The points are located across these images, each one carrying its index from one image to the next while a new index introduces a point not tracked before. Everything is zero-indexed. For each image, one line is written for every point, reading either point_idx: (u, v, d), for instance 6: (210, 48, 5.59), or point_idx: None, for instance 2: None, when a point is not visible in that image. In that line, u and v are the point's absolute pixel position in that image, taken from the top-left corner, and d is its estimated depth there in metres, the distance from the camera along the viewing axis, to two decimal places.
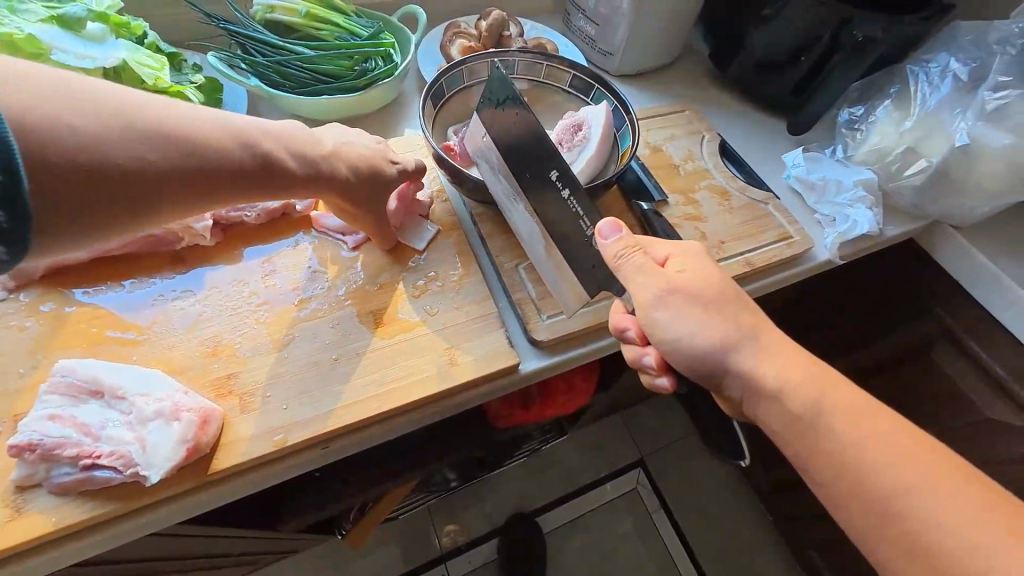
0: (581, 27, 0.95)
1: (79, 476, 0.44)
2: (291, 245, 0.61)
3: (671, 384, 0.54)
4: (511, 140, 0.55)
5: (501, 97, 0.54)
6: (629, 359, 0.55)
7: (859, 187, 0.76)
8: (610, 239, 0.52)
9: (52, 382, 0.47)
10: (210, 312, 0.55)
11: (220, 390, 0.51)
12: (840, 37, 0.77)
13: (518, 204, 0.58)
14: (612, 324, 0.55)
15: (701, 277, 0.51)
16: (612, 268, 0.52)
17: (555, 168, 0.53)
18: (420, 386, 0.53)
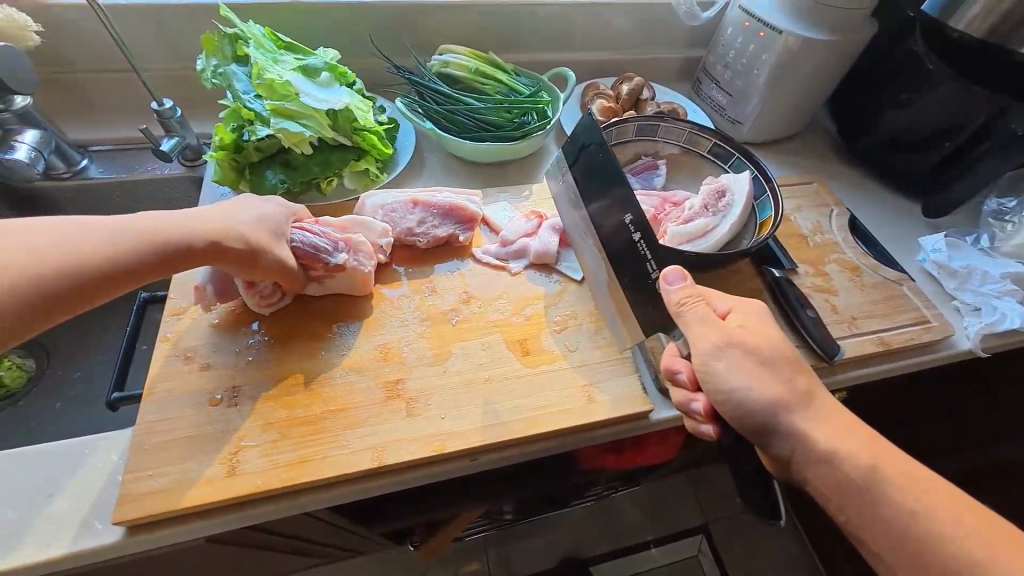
0: (711, 95, 1.00)
1: (321, 249, 0.62)
2: (452, 270, 0.69)
3: (715, 432, 0.55)
4: (590, 180, 0.62)
5: (587, 141, 0.60)
6: (678, 402, 0.57)
7: (1008, 280, 0.73)
8: (674, 286, 0.54)
9: (317, 251, 0.62)
10: (383, 322, 0.63)
11: (311, 395, 0.56)
12: (993, 125, 0.76)
13: (590, 240, 0.65)
14: (664, 365, 0.57)
15: (764, 336, 0.52)
16: (675, 316, 0.54)
17: (630, 213, 0.57)
18: (563, 415, 0.57)
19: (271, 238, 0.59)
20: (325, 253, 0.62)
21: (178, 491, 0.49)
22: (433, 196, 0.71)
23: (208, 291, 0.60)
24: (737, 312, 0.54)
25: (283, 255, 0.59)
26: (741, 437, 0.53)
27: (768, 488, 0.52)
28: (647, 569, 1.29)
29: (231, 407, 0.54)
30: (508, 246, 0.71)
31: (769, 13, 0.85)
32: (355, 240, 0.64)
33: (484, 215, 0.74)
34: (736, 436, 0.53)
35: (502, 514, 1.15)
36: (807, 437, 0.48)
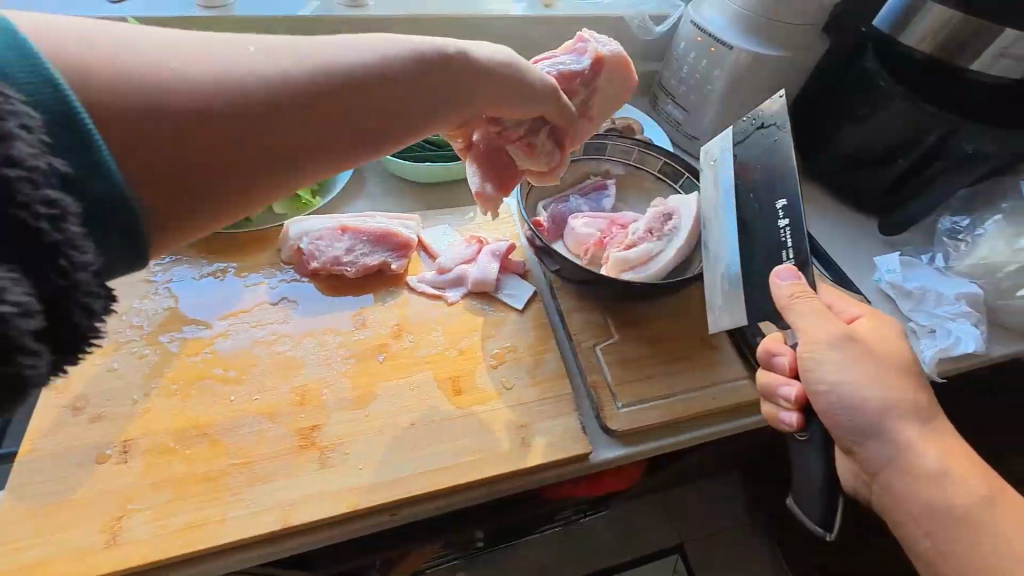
0: (668, 111, 0.97)
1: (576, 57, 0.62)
2: (382, 301, 0.64)
3: (797, 422, 0.50)
4: (749, 159, 0.55)
5: (770, 122, 0.54)
6: (763, 384, 0.53)
7: (962, 301, 0.71)
8: (785, 281, 0.50)
9: (581, 63, 0.61)
10: (303, 361, 0.58)
11: (214, 448, 0.51)
12: (944, 145, 0.75)
13: (722, 215, 0.58)
14: (764, 346, 0.54)
15: (892, 346, 0.49)
16: (783, 310, 0.50)
17: (784, 201, 0.51)
18: (495, 462, 0.53)
19: (323, 85, 0.38)
20: (575, 63, 0.61)
21: (50, 567, 0.44)
22: (365, 222, 0.68)
23: (485, 188, 0.60)
24: (864, 318, 0.51)
25: (395, 69, 0.43)
26: (827, 435, 0.49)
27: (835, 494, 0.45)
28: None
29: (119, 465, 0.49)
30: (441, 275, 0.67)
31: (721, 29, 0.83)
32: (585, 37, 0.63)
33: (421, 240, 0.70)
34: (821, 430, 0.49)
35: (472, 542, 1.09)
36: None
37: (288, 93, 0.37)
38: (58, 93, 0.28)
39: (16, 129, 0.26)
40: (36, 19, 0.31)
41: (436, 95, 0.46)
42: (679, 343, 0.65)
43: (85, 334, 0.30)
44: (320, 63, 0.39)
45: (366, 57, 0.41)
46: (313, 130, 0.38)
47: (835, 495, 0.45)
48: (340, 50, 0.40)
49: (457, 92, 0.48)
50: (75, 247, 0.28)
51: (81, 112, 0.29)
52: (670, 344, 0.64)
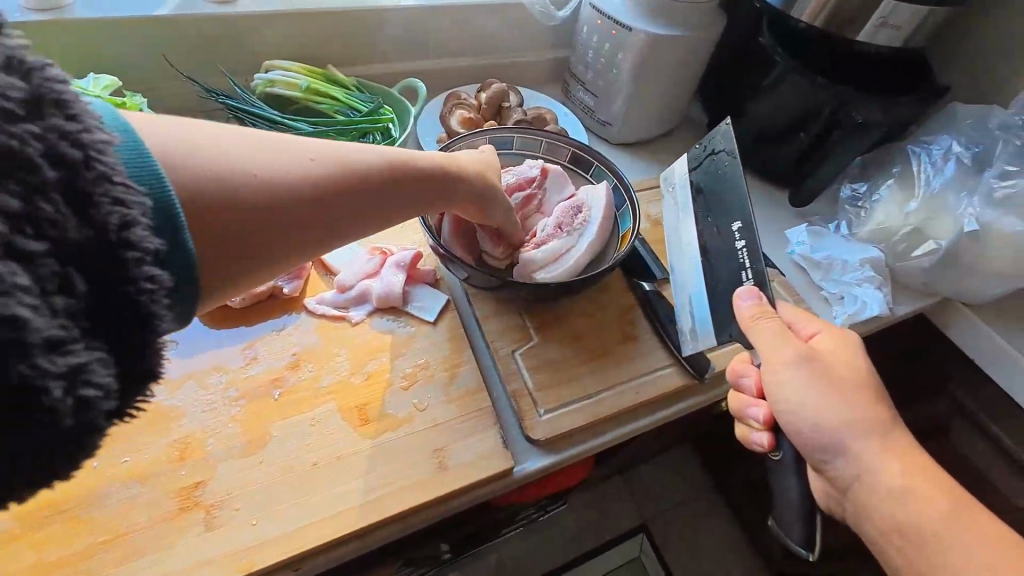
0: (580, 98, 0.95)
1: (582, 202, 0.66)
2: (275, 329, 0.58)
3: (768, 443, 0.50)
4: (704, 180, 0.56)
5: (719, 148, 0.54)
6: (733, 406, 0.53)
7: (867, 267, 0.74)
8: (746, 303, 0.48)
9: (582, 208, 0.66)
10: (182, 409, 0.51)
11: (71, 527, 0.44)
12: (838, 116, 0.77)
13: (682, 240, 0.58)
14: (731, 366, 0.54)
15: (852, 367, 0.47)
16: (744, 330, 0.48)
17: (739, 221, 0.50)
18: (407, 494, 0.49)
19: (330, 179, 0.40)
20: (579, 203, 0.66)
21: None
22: None
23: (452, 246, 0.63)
24: (824, 336, 0.50)
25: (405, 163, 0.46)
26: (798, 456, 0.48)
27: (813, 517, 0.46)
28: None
29: None
30: (341, 293, 0.61)
31: (618, 11, 0.82)
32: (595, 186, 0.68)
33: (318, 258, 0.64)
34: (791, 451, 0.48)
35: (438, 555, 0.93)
36: None
37: (383, 180, 0.44)
38: (163, 181, 0.30)
39: (132, 214, 0.28)
40: (156, 124, 0.32)
41: (428, 194, 0.49)
42: (600, 338, 0.63)
43: (129, 405, 0.30)
44: (326, 160, 0.40)
45: (391, 158, 0.45)
46: (324, 222, 0.39)
47: (810, 513, 0.46)
48: (385, 156, 0.44)
49: (447, 193, 0.51)
50: (158, 319, 0.29)
51: (178, 203, 0.31)
52: (593, 341, 0.62)
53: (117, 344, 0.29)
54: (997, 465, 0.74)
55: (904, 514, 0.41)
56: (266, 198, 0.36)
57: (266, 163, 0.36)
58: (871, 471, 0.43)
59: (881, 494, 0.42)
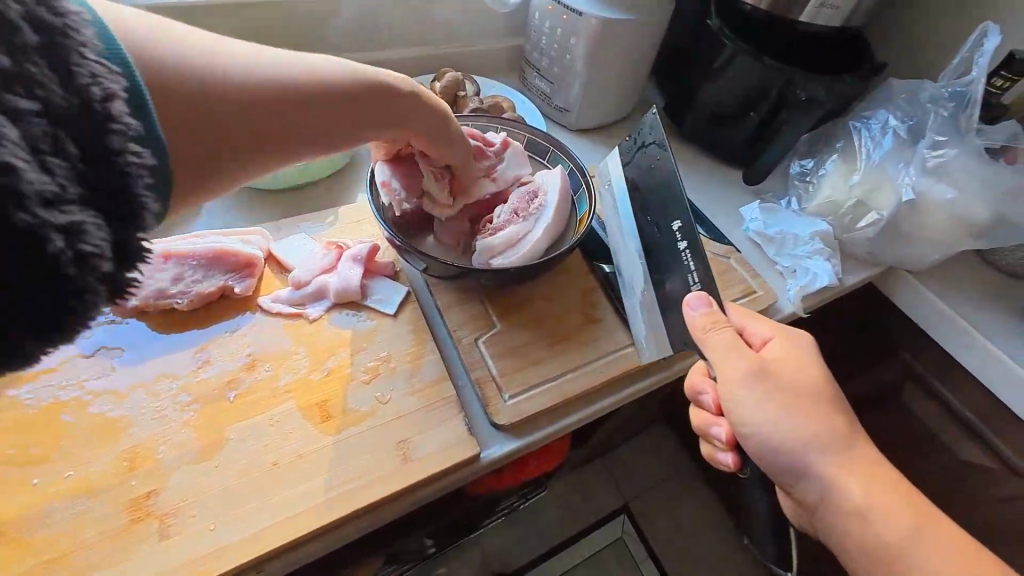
0: (537, 85, 0.95)
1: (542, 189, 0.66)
2: (228, 330, 0.56)
3: (733, 462, 0.51)
4: (643, 178, 0.57)
5: (648, 142, 0.56)
6: (696, 424, 0.53)
7: (816, 240, 0.77)
8: (697, 311, 0.49)
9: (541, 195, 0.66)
10: (130, 418, 0.49)
11: (12, 548, 0.42)
12: (785, 95, 0.80)
13: (632, 243, 0.60)
14: (689, 382, 0.53)
15: (801, 370, 0.47)
16: (698, 341, 0.49)
17: (677, 220, 0.52)
18: (372, 488, 0.48)
19: (287, 83, 0.42)
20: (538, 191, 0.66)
21: None
22: (193, 243, 0.59)
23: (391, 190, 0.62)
24: (777, 341, 0.49)
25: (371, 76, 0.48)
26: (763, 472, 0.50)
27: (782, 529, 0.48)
28: (591, 553, 1.26)
29: None
30: (296, 290, 0.60)
31: None
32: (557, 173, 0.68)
33: (270, 255, 0.62)
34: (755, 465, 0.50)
35: (422, 549, 0.93)
36: None
37: (336, 89, 0.45)
38: (132, 69, 0.34)
39: (111, 91, 0.31)
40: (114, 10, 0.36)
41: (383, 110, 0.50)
42: (563, 322, 0.63)
43: (120, 281, 0.35)
44: (283, 66, 0.42)
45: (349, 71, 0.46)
46: (278, 126, 0.42)
47: (781, 530, 0.49)
48: (339, 67, 0.46)
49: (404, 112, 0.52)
50: (142, 198, 0.34)
51: (145, 89, 0.34)
52: (556, 325, 0.63)
53: (107, 212, 0.33)
54: (944, 421, 0.78)
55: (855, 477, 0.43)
56: (224, 95, 0.39)
57: (226, 64, 0.39)
58: (822, 434, 0.45)
59: (826, 457, 0.44)
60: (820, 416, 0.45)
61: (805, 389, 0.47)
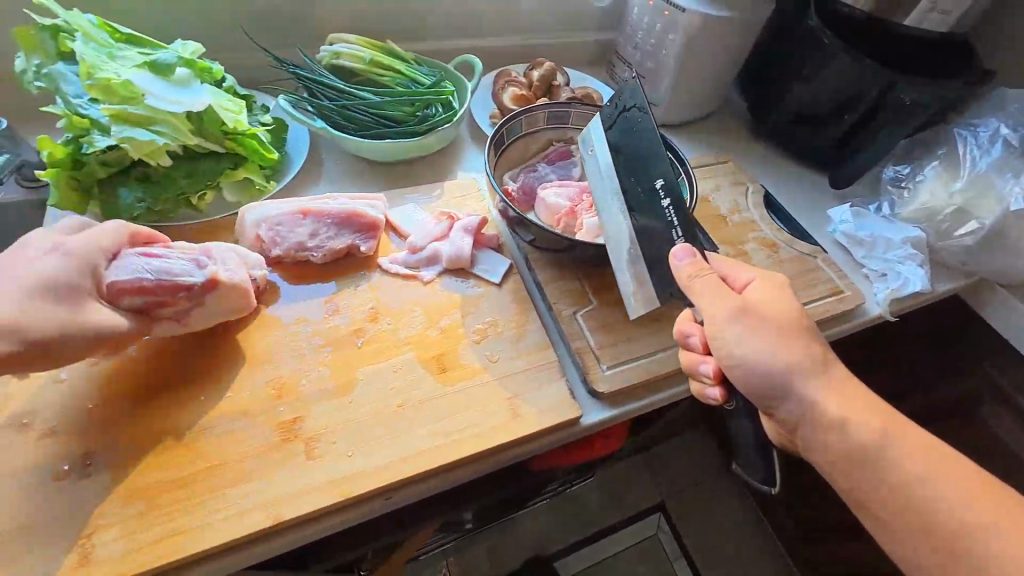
0: (625, 78, 0.98)
1: None
2: (354, 284, 0.62)
3: (721, 396, 0.53)
4: (623, 140, 0.56)
5: (629, 105, 0.55)
6: (685, 364, 0.55)
7: (909, 245, 0.76)
8: (683, 262, 0.51)
9: None
10: (274, 354, 0.55)
11: (184, 452, 0.48)
12: (884, 98, 0.79)
13: (611, 200, 0.58)
14: (676, 328, 0.55)
15: (781, 306, 0.50)
16: (684, 289, 0.51)
17: (660, 177, 0.52)
18: (485, 435, 0.53)
19: None
20: None
21: None
22: (327, 203, 0.64)
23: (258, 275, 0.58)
24: (757, 282, 0.52)
25: None
26: (746, 404, 0.53)
27: (768, 452, 0.52)
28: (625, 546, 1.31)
29: (84, 481, 0.46)
30: (416, 253, 0.65)
31: None
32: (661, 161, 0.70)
33: (389, 220, 0.68)
34: (741, 399, 0.53)
35: (461, 524, 1.02)
36: None
37: None
38: None
39: None
40: None
41: None
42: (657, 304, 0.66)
43: None
44: None
45: None
46: None
47: (767, 452, 0.52)
48: None
49: None
50: None
51: None
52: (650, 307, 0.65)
53: None
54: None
55: (849, 414, 0.46)
56: None
57: None
58: (811, 370, 0.47)
59: (818, 390, 0.47)
60: (801, 345, 0.48)
61: (789, 321, 0.50)
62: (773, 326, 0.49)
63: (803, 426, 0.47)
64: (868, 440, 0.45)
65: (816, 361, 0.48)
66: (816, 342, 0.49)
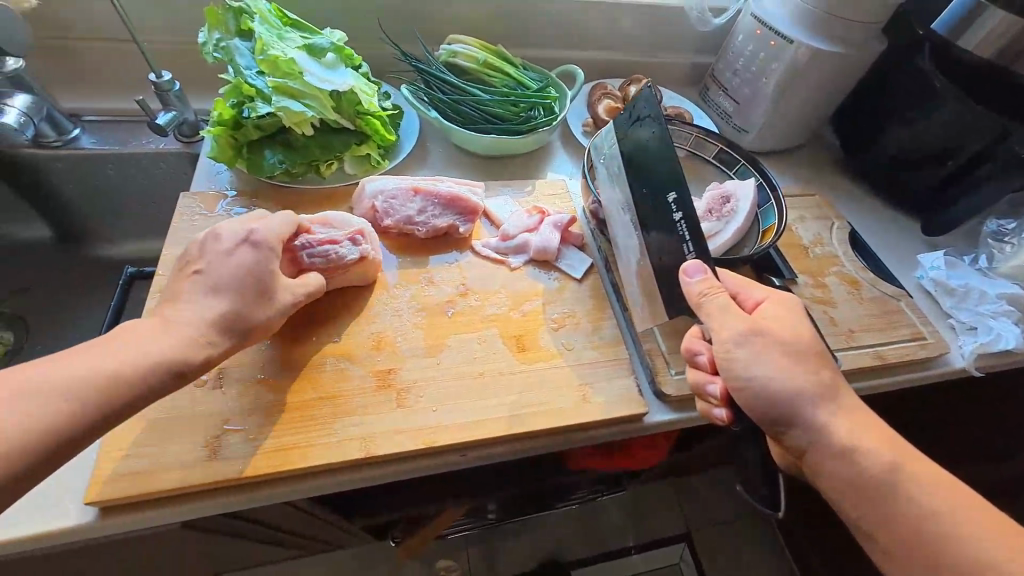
0: (719, 102, 1.00)
1: (734, 198, 0.71)
2: (450, 261, 0.68)
3: (728, 418, 0.53)
4: (637, 151, 0.58)
5: (642, 115, 0.57)
6: (692, 383, 0.55)
7: (1004, 300, 0.73)
8: (694, 278, 0.52)
9: (735, 202, 0.71)
10: (378, 310, 0.62)
11: (299, 381, 0.55)
12: (997, 147, 0.76)
13: (627, 214, 0.61)
14: (684, 345, 0.55)
15: (792, 329, 0.51)
16: (694, 306, 0.52)
17: (673, 191, 0.53)
18: (555, 413, 0.56)
19: None
20: (734, 199, 0.71)
21: (158, 474, 0.48)
22: (435, 185, 0.71)
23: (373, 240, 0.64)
24: (768, 302, 0.53)
25: None
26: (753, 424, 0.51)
27: (775, 477, 0.48)
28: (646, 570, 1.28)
29: (216, 390, 0.53)
30: (507, 240, 0.70)
31: (781, 21, 0.85)
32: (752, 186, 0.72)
33: (485, 208, 0.74)
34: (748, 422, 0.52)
35: (485, 512, 1.05)
36: (805, 414, 0.47)
37: None
38: None
39: None
40: None
41: None
42: None
43: None
44: None
45: None
46: None
47: (772, 473, 0.48)
48: None
49: None
50: None
51: None
52: None
53: None
54: None
55: (857, 441, 0.47)
56: None
57: None
58: (817, 395, 0.48)
59: (826, 415, 0.48)
60: (814, 370, 0.49)
61: (806, 344, 0.50)
62: (789, 352, 0.50)
63: (811, 450, 0.48)
64: (883, 472, 0.46)
65: (826, 387, 0.49)
66: (827, 368, 0.50)
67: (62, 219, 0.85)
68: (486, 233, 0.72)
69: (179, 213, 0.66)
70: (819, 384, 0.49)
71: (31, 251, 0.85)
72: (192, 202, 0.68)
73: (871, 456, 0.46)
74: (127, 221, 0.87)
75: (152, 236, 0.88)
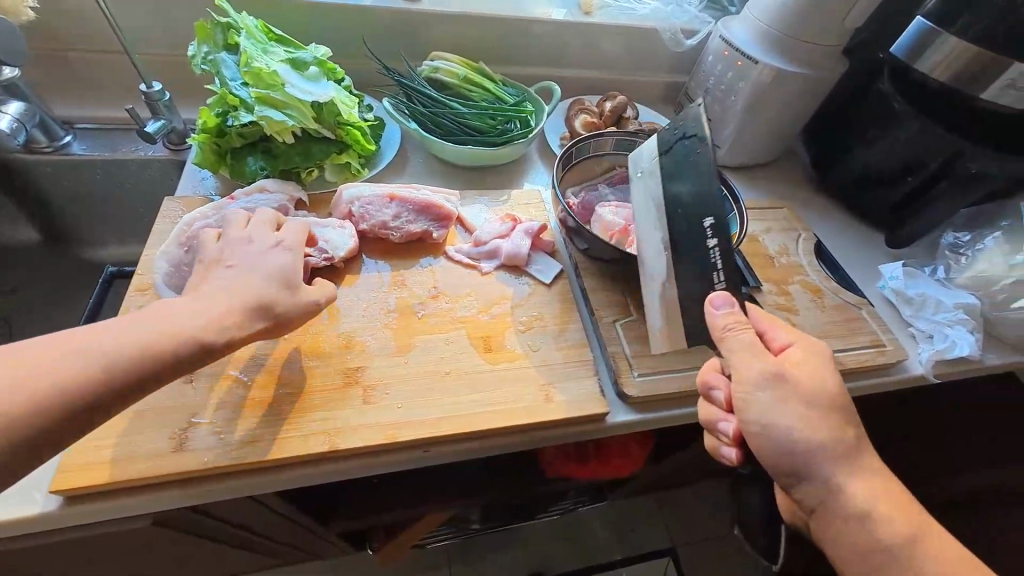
0: None
1: None
2: (422, 265, 0.70)
3: (737, 458, 0.54)
4: (678, 168, 0.53)
5: (690, 131, 0.52)
6: (705, 417, 0.56)
7: (960, 310, 0.76)
8: (720, 310, 0.52)
9: None
10: (350, 310, 0.64)
11: (270, 377, 0.57)
12: (951, 166, 0.80)
13: (657, 232, 0.56)
14: (701, 379, 0.56)
15: (810, 375, 0.51)
16: (716, 338, 0.53)
17: (711, 216, 0.50)
18: (518, 412, 0.58)
19: None
20: None
21: (126, 463, 0.49)
22: (412, 192, 0.73)
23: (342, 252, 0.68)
24: (797, 346, 0.53)
25: None
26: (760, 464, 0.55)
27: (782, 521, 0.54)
28: None
29: (187, 384, 0.55)
30: (482, 247, 0.72)
31: (747, 43, 0.89)
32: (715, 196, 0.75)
33: (459, 215, 0.76)
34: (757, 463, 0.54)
35: (467, 521, 1.05)
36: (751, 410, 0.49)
37: None
38: None
39: None
40: None
41: None
42: None
43: None
44: None
45: None
46: None
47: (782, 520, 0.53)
48: None
49: None
50: None
51: None
52: None
53: None
54: None
55: (802, 439, 0.48)
56: None
57: None
58: (764, 394, 0.50)
59: (804, 430, 0.49)
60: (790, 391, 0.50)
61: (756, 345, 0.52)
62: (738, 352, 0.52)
63: (772, 453, 0.50)
64: (819, 462, 0.49)
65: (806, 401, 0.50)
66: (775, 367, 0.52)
67: (51, 221, 0.87)
68: (458, 240, 0.74)
69: (162, 215, 0.69)
70: (765, 381, 0.51)
71: (19, 251, 0.87)
72: (175, 205, 0.70)
73: (811, 449, 0.49)
74: (115, 225, 0.89)
75: (139, 239, 0.90)
